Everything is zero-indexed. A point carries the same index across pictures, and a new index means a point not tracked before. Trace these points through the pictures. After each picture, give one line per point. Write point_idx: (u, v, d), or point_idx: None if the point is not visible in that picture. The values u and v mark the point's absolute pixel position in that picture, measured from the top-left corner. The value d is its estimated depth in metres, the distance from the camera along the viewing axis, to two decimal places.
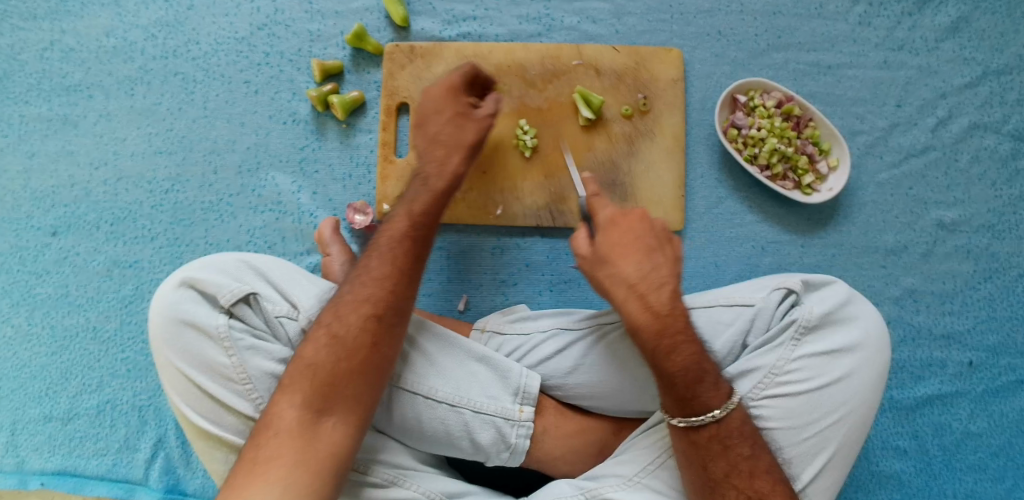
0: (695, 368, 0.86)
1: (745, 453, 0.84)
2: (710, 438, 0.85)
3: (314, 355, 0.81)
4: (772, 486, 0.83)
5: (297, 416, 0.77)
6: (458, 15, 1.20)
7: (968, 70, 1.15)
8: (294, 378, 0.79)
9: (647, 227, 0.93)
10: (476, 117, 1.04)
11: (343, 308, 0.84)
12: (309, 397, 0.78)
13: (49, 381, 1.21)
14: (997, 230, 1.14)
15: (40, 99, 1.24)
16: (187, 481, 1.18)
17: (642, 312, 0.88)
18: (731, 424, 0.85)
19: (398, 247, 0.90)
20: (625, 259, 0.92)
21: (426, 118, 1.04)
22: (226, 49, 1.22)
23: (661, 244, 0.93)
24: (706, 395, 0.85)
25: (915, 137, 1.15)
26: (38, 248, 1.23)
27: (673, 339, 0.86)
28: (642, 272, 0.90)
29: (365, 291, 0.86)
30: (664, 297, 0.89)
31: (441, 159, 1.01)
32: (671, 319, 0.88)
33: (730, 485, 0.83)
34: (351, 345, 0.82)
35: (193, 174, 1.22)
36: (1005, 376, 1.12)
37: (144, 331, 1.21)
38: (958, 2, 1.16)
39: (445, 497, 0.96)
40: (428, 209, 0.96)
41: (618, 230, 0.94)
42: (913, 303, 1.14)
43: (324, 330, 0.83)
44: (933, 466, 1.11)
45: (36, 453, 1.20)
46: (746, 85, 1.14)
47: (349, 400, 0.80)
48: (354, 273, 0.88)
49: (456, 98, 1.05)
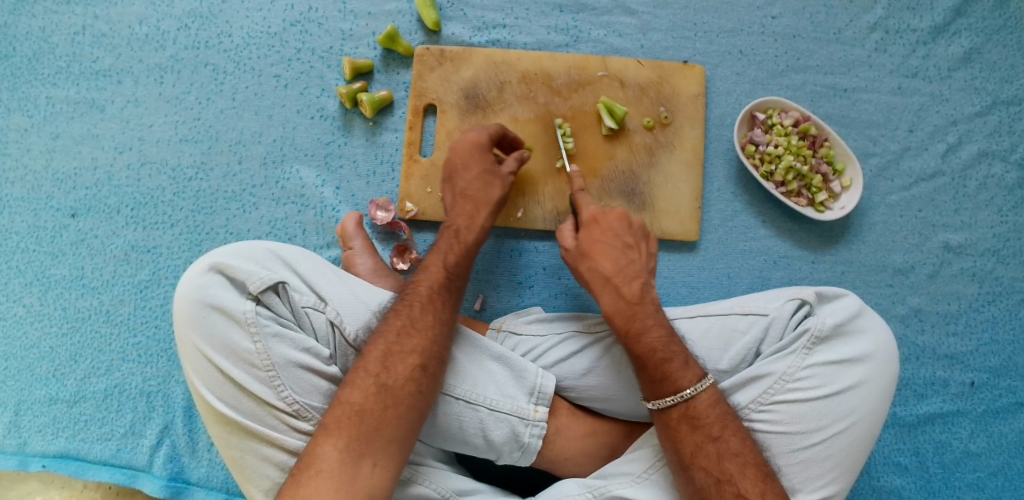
0: (661, 349, 0.93)
1: (712, 434, 0.87)
2: (678, 418, 0.89)
3: (361, 402, 0.85)
4: (740, 469, 0.85)
5: (343, 459, 0.81)
6: (488, 22, 1.23)
7: (979, 99, 1.19)
8: (340, 422, 0.84)
9: (624, 227, 1.05)
10: (502, 174, 1.10)
11: (391, 357, 0.89)
12: (356, 443, 0.83)
13: (58, 362, 1.20)
14: (1001, 255, 1.18)
15: (68, 82, 1.25)
16: (192, 469, 1.16)
17: (617, 303, 0.98)
18: (699, 405, 0.89)
19: (439, 297, 0.97)
20: (605, 255, 1.03)
21: (455, 173, 1.10)
22: (258, 42, 1.24)
23: (637, 243, 1.05)
24: (675, 375, 0.90)
25: (926, 161, 1.19)
26: (56, 228, 1.23)
27: (642, 322, 0.96)
28: (617, 266, 1.01)
29: (412, 343, 0.91)
30: (635, 288, 1.00)
31: (470, 212, 1.08)
32: (641, 306, 0.97)
33: (698, 468, 0.86)
34: (398, 394, 0.87)
35: (217, 163, 1.23)
36: (1005, 398, 1.15)
37: (157, 316, 1.21)
38: (971, 34, 1.21)
39: (456, 494, 0.97)
40: (461, 260, 1.04)
41: (598, 228, 1.05)
42: (919, 322, 1.17)
43: (371, 377, 0.87)
44: (932, 484, 1.13)
45: (39, 435, 1.18)
46: (765, 103, 1.17)
47: (390, 446, 0.84)
48: (396, 323, 0.93)
49: (483, 156, 1.10)
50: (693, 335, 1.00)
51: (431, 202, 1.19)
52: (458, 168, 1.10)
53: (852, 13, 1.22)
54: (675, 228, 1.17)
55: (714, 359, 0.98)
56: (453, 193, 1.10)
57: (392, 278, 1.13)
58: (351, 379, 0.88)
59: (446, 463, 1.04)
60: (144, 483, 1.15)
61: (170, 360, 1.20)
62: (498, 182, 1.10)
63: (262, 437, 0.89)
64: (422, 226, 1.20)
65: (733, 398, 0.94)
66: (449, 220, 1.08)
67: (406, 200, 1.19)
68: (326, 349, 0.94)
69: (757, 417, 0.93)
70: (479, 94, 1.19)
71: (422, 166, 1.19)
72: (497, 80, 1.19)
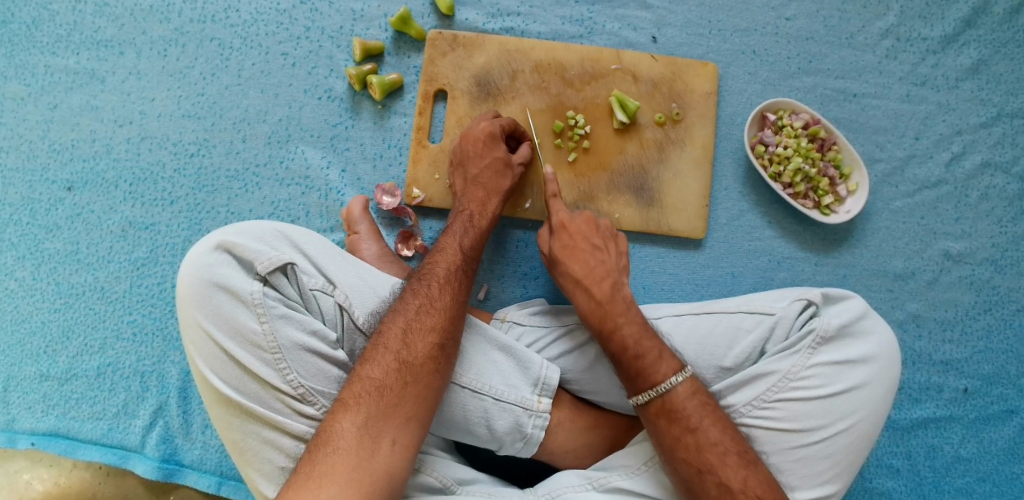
0: (634, 347, 0.94)
1: (690, 425, 0.88)
2: (656, 412, 0.91)
3: (381, 378, 0.85)
4: (722, 458, 0.86)
5: (361, 435, 0.81)
6: (503, 9, 1.21)
7: (984, 110, 1.21)
8: (359, 398, 0.84)
9: (592, 228, 1.06)
10: (513, 165, 1.11)
11: (411, 333, 0.89)
12: (373, 419, 0.82)
13: (50, 339, 1.18)
14: (999, 264, 1.20)
15: (67, 51, 1.21)
16: (185, 451, 1.14)
17: (589, 305, 0.99)
18: (676, 398, 0.90)
19: (454, 277, 0.97)
20: (576, 259, 1.03)
21: (466, 160, 1.10)
22: (267, 19, 1.22)
23: (606, 244, 1.05)
24: (650, 369, 0.92)
25: (930, 169, 1.20)
26: (51, 202, 1.20)
27: (614, 320, 0.96)
28: (586, 268, 1.02)
29: (430, 320, 0.91)
30: (606, 288, 1.00)
31: (482, 200, 1.08)
32: (611, 305, 0.98)
33: (680, 459, 0.88)
34: (418, 371, 0.87)
35: (220, 141, 1.20)
36: (996, 405, 1.18)
37: (154, 294, 1.19)
38: (980, 46, 1.22)
39: (457, 484, 0.95)
40: (475, 243, 1.04)
41: (567, 233, 1.05)
42: (916, 327, 1.19)
43: (390, 354, 0.87)
44: (922, 487, 1.16)
45: (27, 413, 1.16)
46: (775, 104, 1.17)
47: (408, 423, 0.84)
48: (414, 301, 0.93)
49: (495, 145, 1.10)
50: (699, 333, 0.99)
51: (437, 190, 1.17)
52: (469, 156, 1.10)
53: (865, 19, 1.22)
54: (682, 225, 1.17)
55: (721, 357, 0.98)
56: (463, 180, 1.10)
57: (397, 264, 1.12)
58: (370, 355, 0.87)
59: (447, 452, 1.02)
60: (136, 464, 1.13)
61: (166, 339, 1.18)
62: (509, 174, 1.10)
63: (266, 419, 0.87)
64: (429, 213, 1.19)
65: (736, 394, 0.95)
66: (460, 206, 1.08)
67: (412, 186, 1.17)
68: (333, 332, 0.93)
69: (759, 414, 0.94)
70: (491, 82, 1.18)
71: (430, 152, 1.18)
72: (510, 69, 1.18)
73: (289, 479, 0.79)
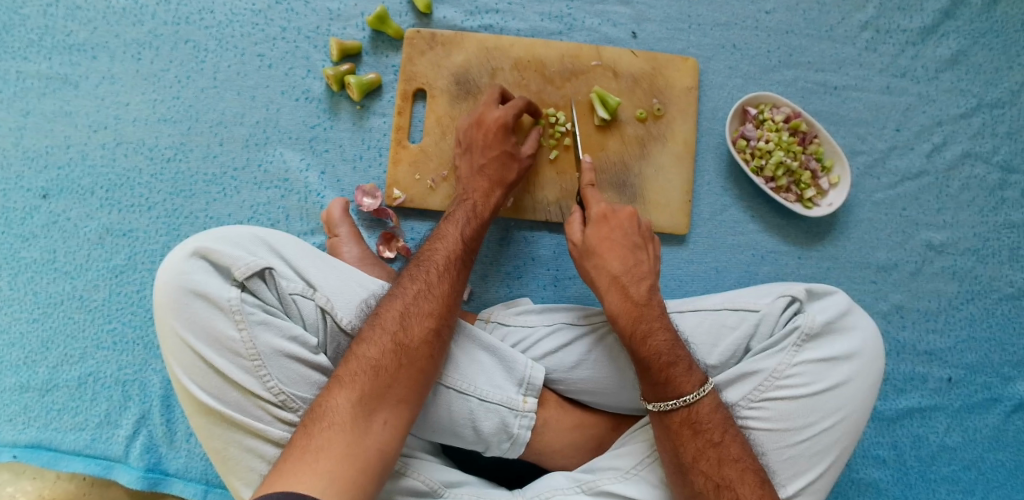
0: (668, 353, 0.92)
1: (713, 439, 0.88)
2: (680, 422, 0.90)
3: (377, 358, 0.84)
4: (740, 474, 0.86)
5: (355, 412, 0.80)
6: (481, 6, 1.20)
7: (964, 101, 1.21)
8: (355, 376, 0.82)
9: (634, 226, 1.02)
10: (520, 158, 1.09)
11: (409, 318, 0.88)
12: (368, 397, 0.81)
13: (28, 349, 1.16)
14: (981, 254, 1.20)
15: (39, 56, 1.19)
16: (168, 459, 1.13)
17: (624, 304, 0.96)
18: (701, 410, 0.90)
19: (452, 265, 0.96)
20: (613, 253, 1.00)
21: (473, 147, 1.09)
22: (242, 20, 1.20)
23: (644, 244, 1.02)
24: (679, 379, 0.91)
25: (911, 160, 1.20)
26: (26, 210, 1.18)
27: (649, 324, 0.94)
28: (625, 266, 0.99)
29: (428, 306, 0.90)
30: (643, 290, 0.98)
31: (486, 190, 1.07)
32: (648, 308, 0.96)
33: (698, 471, 0.87)
34: (414, 355, 0.86)
35: (197, 144, 1.19)
36: (980, 393, 1.18)
37: (134, 302, 1.17)
38: (958, 36, 1.22)
39: (444, 486, 0.95)
40: (476, 233, 1.03)
41: (607, 225, 1.02)
42: (900, 318, 1.19)
43: (388, 336, 0.86)
44: (908, 476, 1.16)
45: (7, 425, 1.14)
46: (757, 98, 1.17)
47: (401, 404, 0.83)
48: (413, 286, 0.92)
49: (505, 137, 1.08)
50: (683, 331, 0.99)
51: (419, 190, 1.16)
52: (478, 143, 1.09)
53: (844, 11, 1.22)
54: (665, 221, 1.17)
55: (705, 353, 0.98)
56: (469, 167, 1.09)
57: (379, 267, 1.11)
58: (367, 336, 0.86)
59: (433, 456, 1.02)
60: (119, 474, 1.12)
61: (147, 347, 1.16)
62: (515, 166, 1.09)
63: (245, 426, 0.86)
64: (410, 214, 1.18)
65: (725, 393, 0.95)
66: (465, 194, 1.07)
67: (393, 187, 1.16)
68: (314, 337, 0.92)
69: (746, 414, 0.94)
70: (470, 80, 1.17)
71: (410, 152, 1.17)
72: (489, 66, 1.17)
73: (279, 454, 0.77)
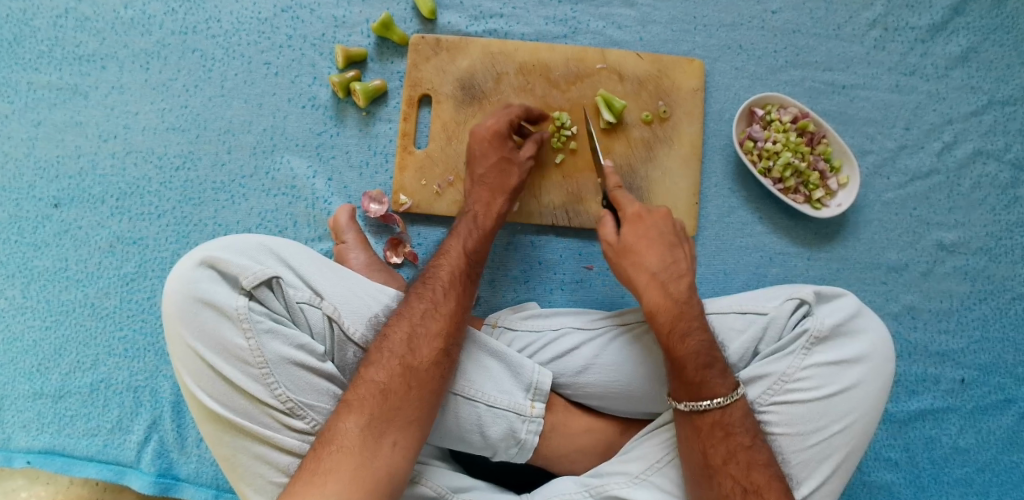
0: (707, 354, 0.91)
1: (744, 442, 0.88)
2: (710, 424, 0.89)
3: (385, 382, 0.84)
4: (768, 480, 0.85)
5: (364, 436, 0.80)
6: (486, 11, 1.20)
7: (974, 98, 1.20)
8: (363, 400, 0.83)
9: (669, 225, 1.00)
10: (519, 162, 1.09)
11: (415, 339, 0.88)
12: (377, 420, 0.82)
13: (41, 357, 1.17)
14: (993, 253, 1.19)
15: (50, 67, 1.21)
16: (180, 465, 1.14)
17: (662, 300, 0.94)
18: (733, 414, 0.89)
19: (458, 282, 0.96)
20: (651, 250, 0.98)
21: (473, 160, 1.09)
22: (248, 28, 1.21)
23: (680, 242, 1.00)
24: (713, 381, 0.89)
25: (921, 159, 1.19)
26: (38, 219, 1.19)
27: (688, 323, 0.93)
28: (664, 262, 0.97)
29: (435, 326, 0.90)
30: (682, 288, 0.96)
31: (487, 200, 1.07)
32: (687, 306, 0.94)
33: (727, 475, 0.86)
34: (422, 376, 0.86)
35: (205, 152, 1.20)
36: (994, 395, 1.17)
37: (145, 309, 1.18)
38: (969, 33, 1.21)
39: (452, 492, 0.95)
40: (479, 245, 1.03)
41: (643, 224, 0.99)
42: (911, 319, 1.18)
43: (395, 359, 0.86)
44: (921, 479, 1.15)
45: (22, 431, 1.15)
46: (764, 99, 1.16)
47: (410, 425, 0.83)
48: (419, 305, 0.92)
49: (503, 143, 1.08)
50: None
51: (425, 195, 1.17)
52: (476, 155, 1.08)
53: (852, 9, 1.21)
54: None
55: None
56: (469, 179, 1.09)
57: (386, 272, 1.11)
58: (373, 358, 0.86)
59: (441, 461, 1.02)
60: (131, 480, 1.13)
61: (158, 354, 1.17)
62: (515, 170, 1.08)
63: (255, 434, 0.87)
64: (417, 219, 1.18)
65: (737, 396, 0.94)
66: (467, 208, 1.07)
67: (400, 193, 1.17)
68: (321, 345, 0.92)
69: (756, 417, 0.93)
70: (476, 85, 1.17)
71: (416, 158, 1.17)
72: (494, 71, 1.17)
73: (290, 479, 0.78)
